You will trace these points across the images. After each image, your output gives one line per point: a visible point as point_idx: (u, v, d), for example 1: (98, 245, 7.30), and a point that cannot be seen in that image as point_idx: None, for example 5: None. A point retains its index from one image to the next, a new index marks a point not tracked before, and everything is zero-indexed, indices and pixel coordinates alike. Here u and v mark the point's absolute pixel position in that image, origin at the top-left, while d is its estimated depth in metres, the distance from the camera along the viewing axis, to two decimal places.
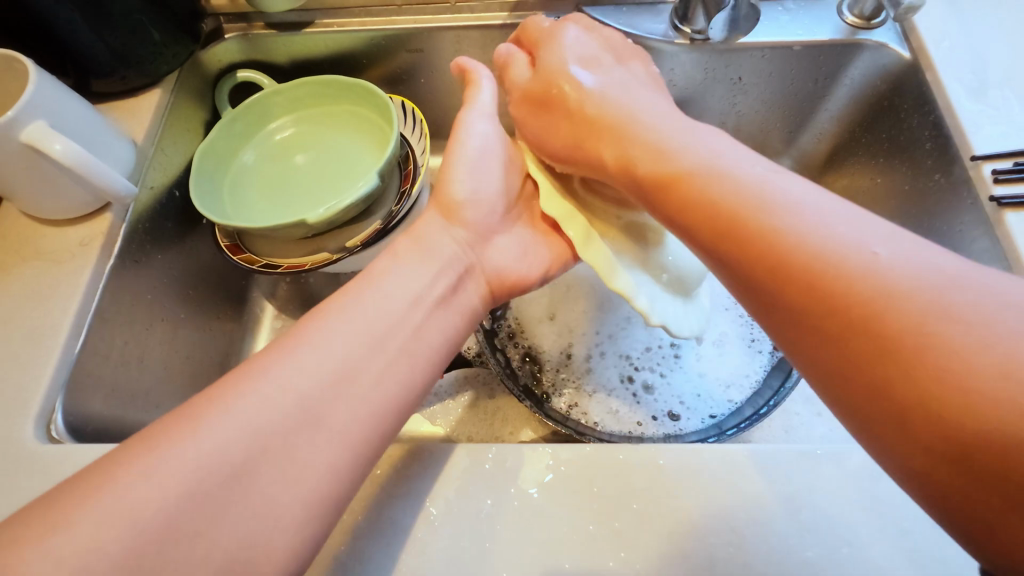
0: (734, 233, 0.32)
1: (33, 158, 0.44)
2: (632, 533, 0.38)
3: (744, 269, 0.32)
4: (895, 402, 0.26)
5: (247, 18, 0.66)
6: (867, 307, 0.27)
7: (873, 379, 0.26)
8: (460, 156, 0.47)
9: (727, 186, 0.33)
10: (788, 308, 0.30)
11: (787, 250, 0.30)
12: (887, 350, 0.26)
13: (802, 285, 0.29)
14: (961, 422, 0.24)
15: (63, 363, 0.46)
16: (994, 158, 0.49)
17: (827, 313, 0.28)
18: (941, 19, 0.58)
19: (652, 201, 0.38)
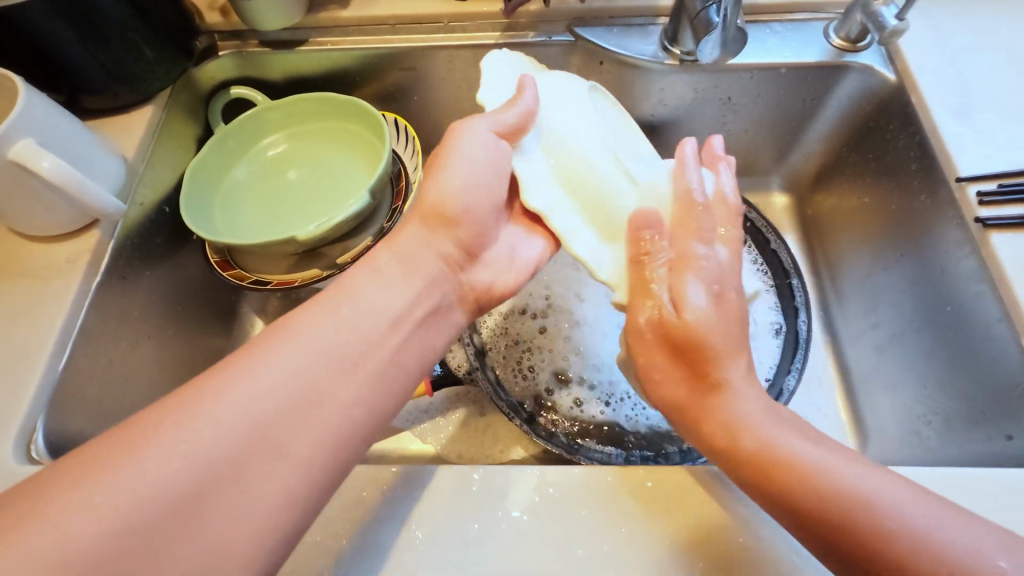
0: (789, 477, 0.34)
1: (20, 176, 0.44)
2: (621, 558, 0.37)
3: (795, 507, 0.34)
4: (846, 554, 0.32)
5: (241, 35, 0.66)
6: (877, 527, 0.31)
7: (857, 562, 0.31)
8: (454, 157, 0.46)
9: (787, 442, 0.36)
10: (789, 510, 0.34)
11: (830, 495, 0.33)
12: (858, 541, 0.31)
13: (822, 513, 0.32)
14: (889, 554, 0.30)
15: (47, 381, 0.46)
16: (978, 180, 0.50)
17: (843, 542, 0.32)
18: (924, 42, 0.59)
19: (751, 437, 0.37)
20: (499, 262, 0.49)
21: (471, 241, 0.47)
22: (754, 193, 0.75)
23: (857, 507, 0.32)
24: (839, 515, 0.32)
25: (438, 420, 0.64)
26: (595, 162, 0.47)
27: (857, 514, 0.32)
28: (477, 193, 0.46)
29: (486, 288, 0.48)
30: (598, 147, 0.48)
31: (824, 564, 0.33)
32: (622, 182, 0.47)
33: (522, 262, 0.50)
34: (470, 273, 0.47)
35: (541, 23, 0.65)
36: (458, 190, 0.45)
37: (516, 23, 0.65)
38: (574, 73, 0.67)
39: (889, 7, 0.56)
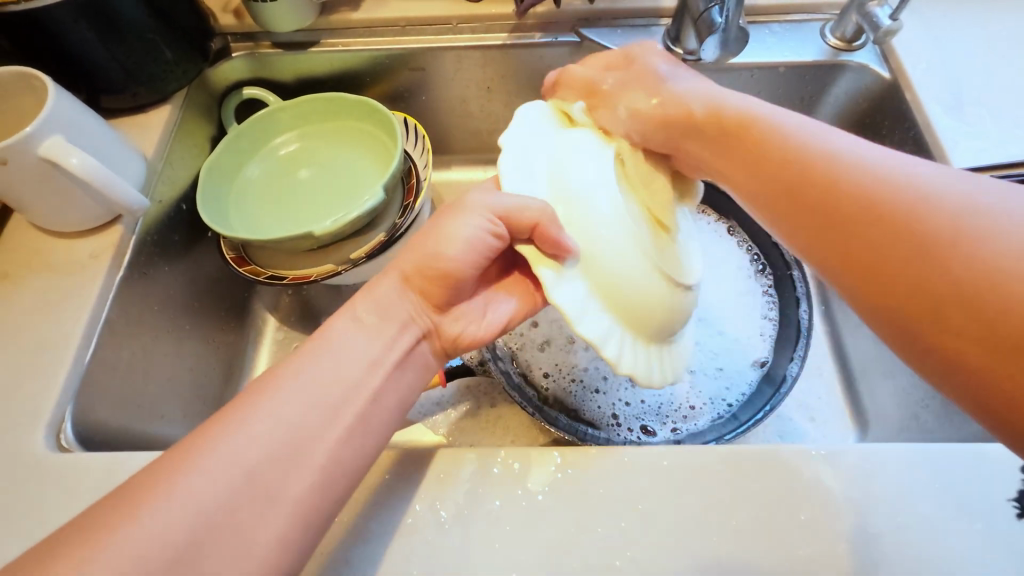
0: (811, 162, 0.36)
1: (50, 172, 0.46)
2: (637, 533, 0.39)
3: (822, 201, 0.35)
4: (873, 244, 0.32)
5: (254, 37, 0.68)
6: (904, 200, 0.32)
7: (890, 240, 0.31)
8: (451, 226, 0.44)
9: (813, 137, 0.37)
10: (807, 202, 0.35)
11: (863, 176, 0.34)
12: (890, 220, 0.32)
13: (851, 196, 0.33)
14: (916, 231, 0.31)
15: (74, 372, 0.47)
16: (970, 171, 0.52)
17: (869, 218, 0.32)
18: (917, 42, 0.61)
19: (762, 134, 0.39)
20: (471, 315, 0.47)
21: (448, 296, 0.45)
22: None
23: (896, 193, 0.32)
24: (872, 200, 0.33)
25: (450, 413, 0.65)
26: (595, 199, 0.40)
27: (897, 194, 0.32)
28: (471, 251, 0.43)
29: (456, 339, 0.47)
30: (609, 199, 0.40)
31: (853, 272, 0.33)
32: (631, 250, 0.39)
33: (492, 319, 0.48)
34: (445, 323, 0.46)
35: (548, 24, 0.66)
36: (454, 249, 0.43)
37: (523, 25, 0.67)
38: None
39: (882, 8, 0.58)
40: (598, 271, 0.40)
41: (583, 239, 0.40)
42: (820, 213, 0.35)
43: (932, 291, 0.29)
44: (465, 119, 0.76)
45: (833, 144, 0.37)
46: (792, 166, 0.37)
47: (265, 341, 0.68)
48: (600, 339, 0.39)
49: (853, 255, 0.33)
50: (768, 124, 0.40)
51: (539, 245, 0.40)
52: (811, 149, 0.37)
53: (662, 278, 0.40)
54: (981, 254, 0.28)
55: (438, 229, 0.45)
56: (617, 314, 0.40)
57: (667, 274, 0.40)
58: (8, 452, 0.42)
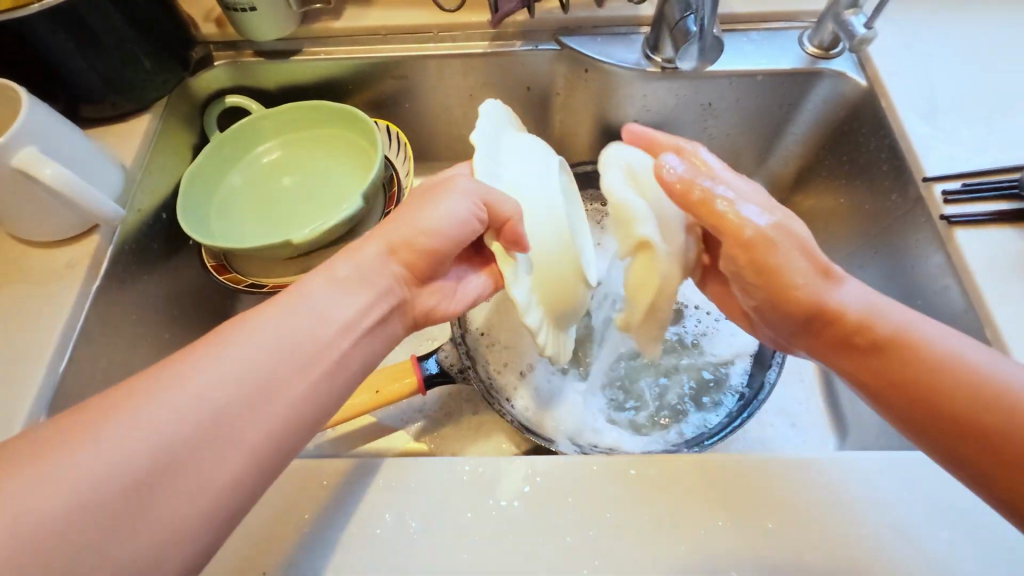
0: (907, 347, 0.38)
1: (22, 182, 0.46)
2: (606, 541, 0.39)
3: (880, 373, 0.39)
4: (971, 446, 0.34)
5: (236, 46, 0.68)
6: (1006, 396, 0.34)
7: (956, 426, 0.35)
8: (438, 201, 0.44)
9: (891, 330, 0.39)
10: (892, 375, 0.38)
11: (948, 369, 0.36)
12: (962, 414, 0.35)
13: (942, 400, 0.36)
14: (1002, 429, 0.34)
15: (48, 381, 0.47)
16: (943, 179, 0.53)
17: (954, 416, 0.35)
18: (893, 50, 0.62)
19: (887, 347, 0.39)
20: (446, 290, 0.49)
21: (426, 268, 0.46)
22: None
23: (973, 391, 0.35)
24: (965, 404, 0.35)
25: (432, 420, 0.65)
26: (561, 225, 0.44)
27: (972, 384, 0.35)
28: (455, 227, 0.44)
29: (428, 313, 0.48)
30: (564, 212, 0.46)
31: (932, 446, 0.37)
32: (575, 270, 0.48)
33: (464, 296, 0.50)
34: (420, 296, 0.47)
35: (528, 33, 0.67)
36: (439, 221, 0.44)
37: (503, 33, 0.67)
38: (560, 81, 0.69)
39: (857, 16, 0.59)
40: (546, 270, 0.44)
41: (536, 243, 0.43)
42: (864, 334, 0.40)
43: None
44: (448, 126, 0.76)
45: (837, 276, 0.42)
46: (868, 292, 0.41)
47: None
48: (533, 325, 0.43)
49: (919, 408, 0.37)
50: (867, 327, 0.39)
51: (507, 244, 0.42)
52: (902, 357, 0.38)
53: (586, 274, 0.47)
54: None
55: (423, 201, 0.46)
56: (554, 304, 0.45)
57: (590, 273, 0.47)
58: None
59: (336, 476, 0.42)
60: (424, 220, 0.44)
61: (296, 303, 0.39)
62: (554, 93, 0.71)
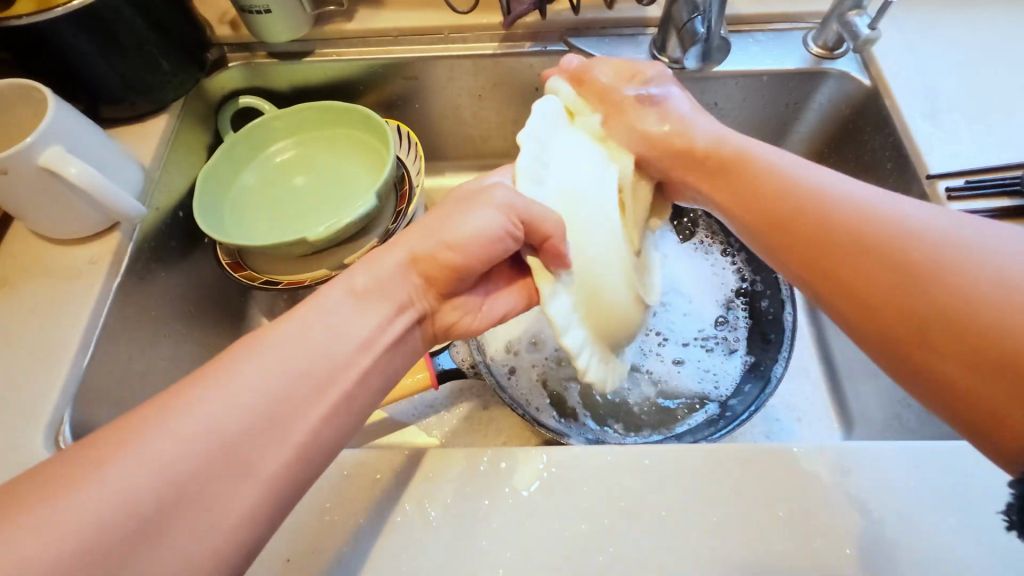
0: (811, 217, 0.39)
1: (48, 180, 0.47)
2: (620, 529, 0.40)
3: (813, 243, 0.38)
4: (908, 328, 0.33)
5: (250, 48, 0.69)
6: (915, 267, 0.33)
7: (884, 303, 0.34)
8: (465, 212, 0.43)
9: (876, 209, 0.37)
10: (809, 246, 0.38)
11: (863, 236, 0.36)
12: (890, 286, 0.34)
13: (863, 267, 0.35)
14: (919, 305, 0.32)
15: (73, 374, 0.48)
16: (946, 176, 0.54)
17: (880, 288, 0.34)
18: (896, 50, 0.63)
19: (802, 216, 0.39)
20: (471, 305, 0.47)
21: (450, 284, 0.44)
22: None
23: (918, 267, 0.33)
24: (891, 268, 0.34)
25: (443, 415, 0.66)
26: (605, 240, 0.43)
27: (894, 258, 0.34)
28: (480, 240, 0.42)
29: (447, 328, 0.47)
30: (610, 222, 0.43)
31: (868, 333, 0.35)
32: (620, 288, 0.43)
33: (488, 314, 0.48)
34: (440, 312, 0.46)
35: (538, 34, 0.68)
36: (464, 234, 0.42)
37: (513, 34, 0.68)
38: None
39: (861, 17, 0.60)
40: (588, 283, 0.42)
41: (580, 257, 0.42)
42: (792, 244, 0.39)
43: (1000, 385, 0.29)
44: (457, 126, 0.77)
45: (825, 188, 0.40)
46: (777, 199, 0.41)
47: None
48: (574, 349, 0.42)
49: (834, 281, 0.37)
50: (820, 201, 0.39)
51: (546, 260, 0.42)
52: (866, 233, 0.36)
53: (633, 293, 0.44)
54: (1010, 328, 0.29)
55: (453, 213, 0.44)
56: (598, 326, 0.43)
57: (637, 290, 0.44)
58: (8, 454, 0.43)
59: (357, 467, 0.43)
60: (451, 231, 0.43)
61: (319, 297, 0.40)
62: None
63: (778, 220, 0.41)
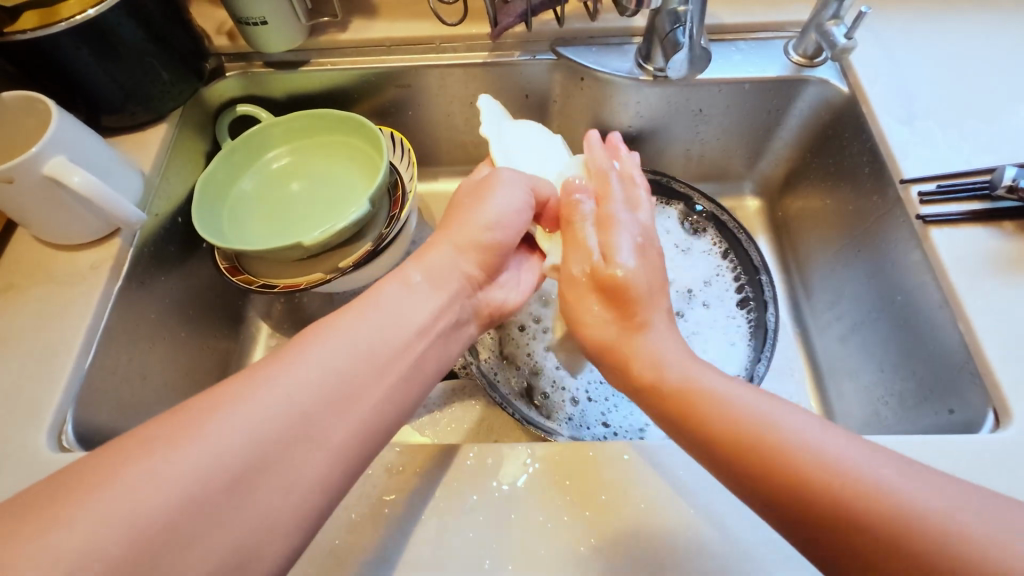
0: (700, 404, 0.38)
1: (51, 188, 0.49)
2: (601, 521, 0.42)
3: (704, 429, 0.37)
4: (816, 524, 0.32)
5: (247, 57, 0.71)
6: (808, 458, 0.33)
7: (786, 495, 0.33)
8: (490, 196, 0.51)
9: (747, 406, 0.37)
10: (705, 432, 0.37)
11: (744, 427, 0.36)
12: (789, 482, 0.33)
13: (761, 457, 0.34)
14: (818, 498, 0.32)
15: (74, 376, 0.50)
16: (919, 181, 0.56)
17: (782, 482, 0.33)
18: (874, 58, 0.65)
19: (698, 399, 0.38)
20: (508, 285, 0.54)
21: (490, 264, 0.50)
22: (728, 197, 0.81)
23: (810, 460, 0.33)
24: (780, 463, 0.34)
25: (436, 414, 0.68)
26: None
27: (787, 451, 0.34)
28: (511, 215, 0.51)
29: (497, 308, 0.52)
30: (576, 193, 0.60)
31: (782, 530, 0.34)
32: None
33: (523, 287, 0.55)
34: (486, 291, 0.51)
35: (526, 43, 0.70)
36: (494, 213, 0.50)
37: (503, 44, 0.70)
38: (557, 88, 0.73)
39: (839, 27, 0.62)
40: None
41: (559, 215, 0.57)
42: (696, 425, 0.38)
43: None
44: (451, 132, 0.79)
45: (693, 370, 0.41)
46: (733, 439, 0.36)
47: (257, 348, 0.73)
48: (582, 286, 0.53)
49: (729, 464, 0.36)
50: (707, 389, 0.39)
51: (546, 224, 0.55)
52: (750, 427, 0.36)
53: None
54: (902, 528, 0.30)
55: (471, 200, 0.51)
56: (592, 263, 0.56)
57: None
58: (13, 452, 0.45)
59: None
60: (477, 216, 0.50)
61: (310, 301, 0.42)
62: (551, 100, 0.74)
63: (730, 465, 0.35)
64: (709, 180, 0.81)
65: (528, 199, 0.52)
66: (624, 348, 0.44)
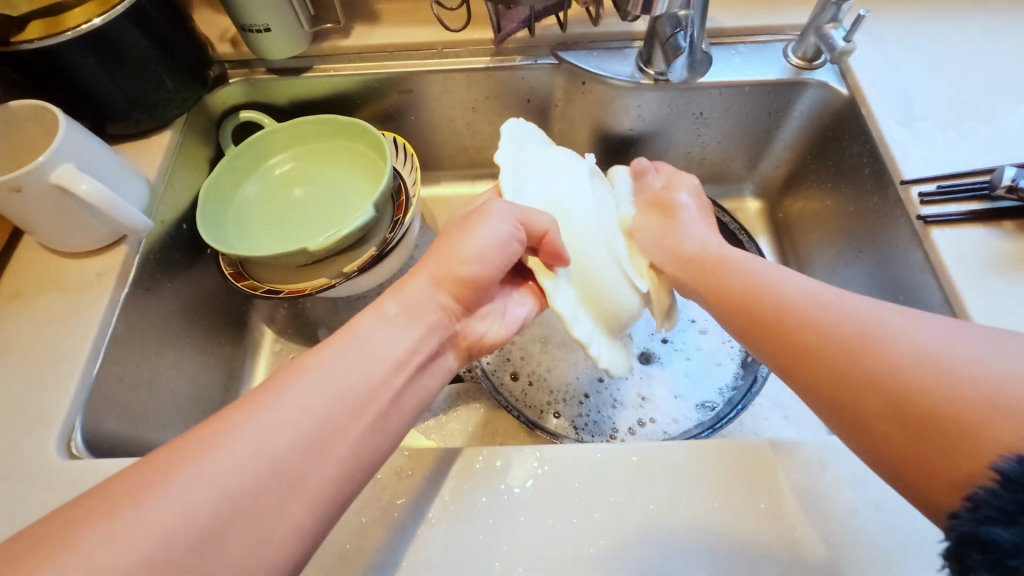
0: (717, 257, 0.50)
1: (59, 196, 0.49)
2: (610, 522, 0.42)
3: (717, 273, 0.49)
4: (771, 324, 0.43)
5: (250, 64, 0.72)
6: (783, 288, 0.43)
7: (756, 312, 0.44)
8: (478, 224, 0.47)
9: (751, 259, 0.47)
10: (721, 276, 0.48)
11: (745, 270, 0.47)
12: (763, 303, 0.44)
13: (746, 288, 0.46)
14: (782, 310, 0.42)
15: (83, 383, 0.50)
16: (919, 182, 0.56)
17: (758, 302, 0.44)
18: (872, 60, 0.65)
19: (718, 256, 0.50)
20: (495, 320, 0.51)
21: (471, 297, 0.48)
22: (728, 199, 0.82)
23: (783, 288, 0.43)
24: (765, 289, 0.44)
25: (441, 418, 0.68)
26: (592, 243, 0.51)
27: (773, 283, 0.44)
28: (495, 249, 0.46)
29: (478, 341, 0.50)
30: (592, 229, 0.52)
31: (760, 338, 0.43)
32: (614, 277, 0.51)
33: (511, 319, 0.52)
34: (468, 326, 0.49)
35: (528, 48, 0.71)
36: (477, 244, 0.46)
37: (504, 49, 0.71)
38: (559, 93, 0.73)
39: (837, 31, 0.63)
40: (579, 278, 0.50)
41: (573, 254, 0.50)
42: (712, 274, 0.49)
43: (819, 367, 0.39)
44: (453, 137, 0.80)
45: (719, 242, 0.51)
46: (738, 286, 0.46)
47: (262, 354, 0.73)
48: (585, 339, 0.48)
49: (730, 291, 0.47)
50: (723, 252, 0.50)
51: (545, 259, 0.48)
52: (753, 272, 0.46)
53: (624, 281, 0.52)
54: (839, 331, 0.39)
55: (458, 232, 0.48)
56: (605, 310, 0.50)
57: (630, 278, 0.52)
58: (22, 460, 0.45)
59: None
60: (461, 247, 0.47)
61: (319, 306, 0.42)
62: (553, 104, 0.75)
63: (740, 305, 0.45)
64: (710, 183, 0.82)
65: (514, 231, 0.46)
66: (671, 231, 0.54)
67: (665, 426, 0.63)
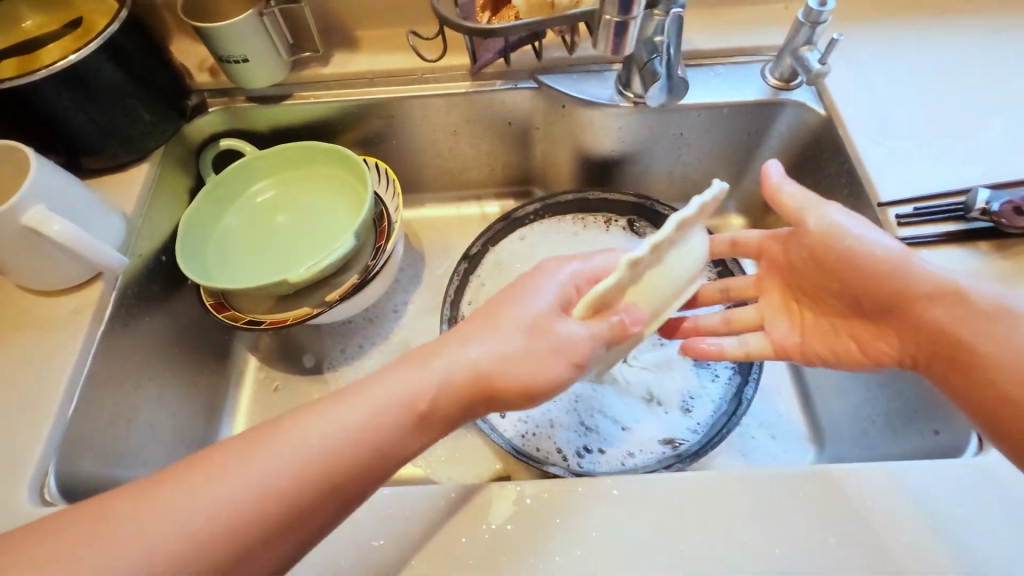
0: (835, 240, 0.46)
1: (31, 238, 0.48)
2: (593, 559, 0.42)
3: (821, 251, 0.47)
4: (922, 339, 0.43)
5: (229, 93, 0.71)
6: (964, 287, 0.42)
7: (890, 313, 0.45)
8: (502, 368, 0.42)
9: (905, 259, 0.44)
10: (806, 244, 0.48)
11: (884, 261, 0.44)
12: (934, 331, 0.42)
13: (858, 284, 0.46)
14: (931, 324, 0.42)
15: (57, 426, 0.49)
16: (896, 204, 0.56)
17: (887, 299, 0.44)
18: (848, 81, 0.66)
19: (841, 248, 0.46)
20: None
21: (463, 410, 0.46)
22: (712, 216, 0.82)
23: (908, 273, 0.43)
24: (903, 282, 0.43)
25: None
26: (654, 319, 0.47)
27: (902, 267, 0.44)
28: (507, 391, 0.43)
29: None
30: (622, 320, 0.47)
31: (897, 344, 0.46)
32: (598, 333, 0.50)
33: None
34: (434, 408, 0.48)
35: (508, 72, 0.71)
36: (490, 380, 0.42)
37: (484, 74, 0.71)
38: (540, 116, 0.73)
39: (812, 53, 0.63)
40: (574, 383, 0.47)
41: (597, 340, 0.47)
42: (844, 284, 0.47)
43: (994, 387, 0.39)
44: (435, 160, 0.80)
45: (821, 207, 0.48)
46: (832, 243, 0.46)
47: (245, 383, 0.72)
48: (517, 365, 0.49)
49: (830, 267, 0.47)
50: (835, 230, 0.46)
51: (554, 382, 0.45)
52: (858, 252, 0.45)
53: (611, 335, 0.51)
54: (985, 352, 0.40)
55: (481, 358, 0.42)
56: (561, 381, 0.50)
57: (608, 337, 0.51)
58: None
59: None
60: (469, 379, 0.42)
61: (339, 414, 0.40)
62: (534, 127, 0.75)
63: (833, 275, 0.47)
64: (694, 201, 0.82)
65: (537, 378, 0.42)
66: (766, 246, 0.53)
67: (636, 455, 0.62)
